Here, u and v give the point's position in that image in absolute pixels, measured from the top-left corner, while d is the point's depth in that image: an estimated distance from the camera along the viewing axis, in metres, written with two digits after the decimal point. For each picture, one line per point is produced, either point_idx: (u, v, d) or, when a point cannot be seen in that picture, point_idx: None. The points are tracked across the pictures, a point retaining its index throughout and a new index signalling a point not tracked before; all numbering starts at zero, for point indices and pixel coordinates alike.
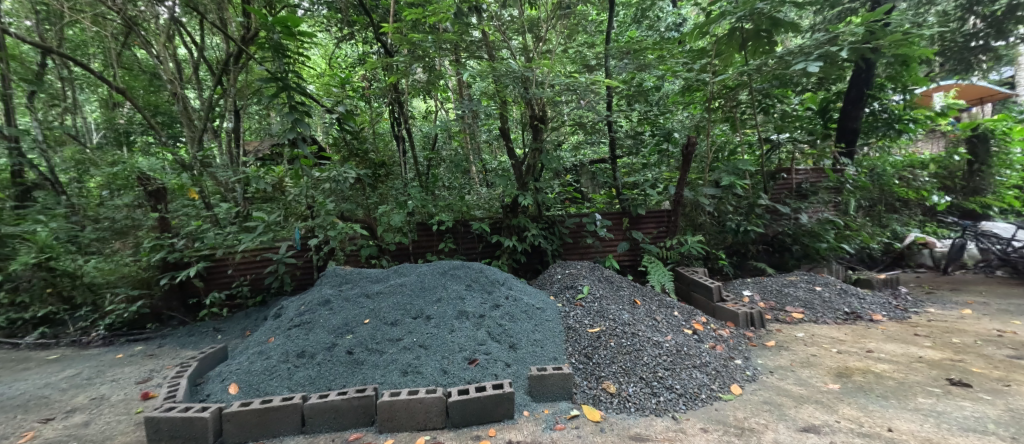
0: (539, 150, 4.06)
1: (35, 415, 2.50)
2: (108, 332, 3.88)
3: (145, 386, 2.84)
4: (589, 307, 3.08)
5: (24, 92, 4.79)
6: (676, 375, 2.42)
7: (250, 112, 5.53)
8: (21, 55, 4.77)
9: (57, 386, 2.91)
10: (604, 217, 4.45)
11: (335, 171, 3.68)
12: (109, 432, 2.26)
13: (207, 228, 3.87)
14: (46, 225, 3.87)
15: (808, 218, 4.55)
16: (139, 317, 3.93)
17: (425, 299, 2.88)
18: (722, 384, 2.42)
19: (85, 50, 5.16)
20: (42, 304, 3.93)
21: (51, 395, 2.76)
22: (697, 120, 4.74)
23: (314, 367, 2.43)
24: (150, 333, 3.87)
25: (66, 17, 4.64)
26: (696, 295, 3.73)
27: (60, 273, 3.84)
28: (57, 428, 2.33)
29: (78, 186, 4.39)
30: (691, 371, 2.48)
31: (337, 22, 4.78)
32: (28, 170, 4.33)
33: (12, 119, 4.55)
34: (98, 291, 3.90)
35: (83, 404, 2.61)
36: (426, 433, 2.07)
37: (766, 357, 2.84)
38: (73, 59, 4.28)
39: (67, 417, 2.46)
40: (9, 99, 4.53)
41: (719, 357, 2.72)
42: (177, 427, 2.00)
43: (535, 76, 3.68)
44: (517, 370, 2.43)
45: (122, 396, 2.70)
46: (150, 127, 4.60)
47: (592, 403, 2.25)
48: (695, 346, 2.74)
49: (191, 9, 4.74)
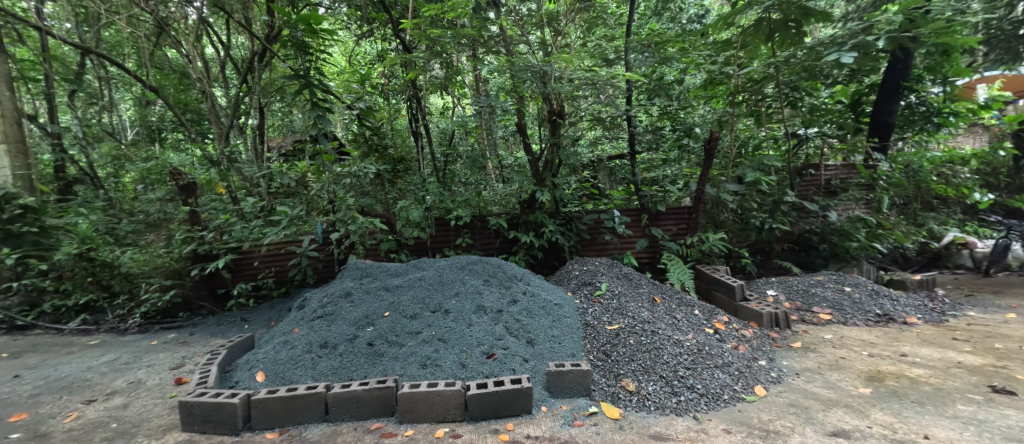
0: (557, 145, 4.07)
1: (78, 396, 2.61)
2: (144, 320, 3.99)
3: (178, 372, 2.94)
4: (608, 304, 3.05)
5: (65, 91, 5.11)
6: (698, 375, 2.38)
7: (274, 110, 5.63)
8: (63, 57, 5.05)
9: (98, 369, 3.03)
10: (622, 214, 4.38)
11: (356, 166, 3.70)
12: (146, 414, 2.35)
13: (234, 222, 4.03)
14: (87, 217, 4.00)
15: (837, 216, 4.41)
16: (172, 306, 4.06)
17: (443, 293, 2.90)
18: (745, 385, 2.37)
19: (120, 50, 5.34)
20: (83, 292, 4.04)
21: (93, 378, 2.88)
22: (720, 114, 4.52)
23: (336, 358, 2.47)
24: (181, 322, 4.01)
25: (104, 20, 4.87)
26: (718, 294, 3.64)
27: (100, 264, 3.93)
28: (99, 409, 2.43)
29: (114, 181, 4.63)
30: (713, 371, 2.43)
31: (358, 20, 4.91)
32: (68, 165, 4.71)
33: (54, 116, 4.89)
34: (134, 281, 4.02)
35: (122, 388, 2.72)
36: (444, 426, 2.09)
37: (792, 359, 2.77)
38: (108, 58, 4.32)
39: (108, 399, 2.56)
40: (52, 97, 4.88)
41: (743, 358, 2.65)
42: (208, 411, 2.07)
43: (553, 71, 3.62)
44: (535, 366, 2.43)
45: (157, 380, 2.80)
46: (181, 124, 4.73)
47: (611, 400, 2.23)
48: (717, 346, 2.69)
49: (218, 9, 4.85)
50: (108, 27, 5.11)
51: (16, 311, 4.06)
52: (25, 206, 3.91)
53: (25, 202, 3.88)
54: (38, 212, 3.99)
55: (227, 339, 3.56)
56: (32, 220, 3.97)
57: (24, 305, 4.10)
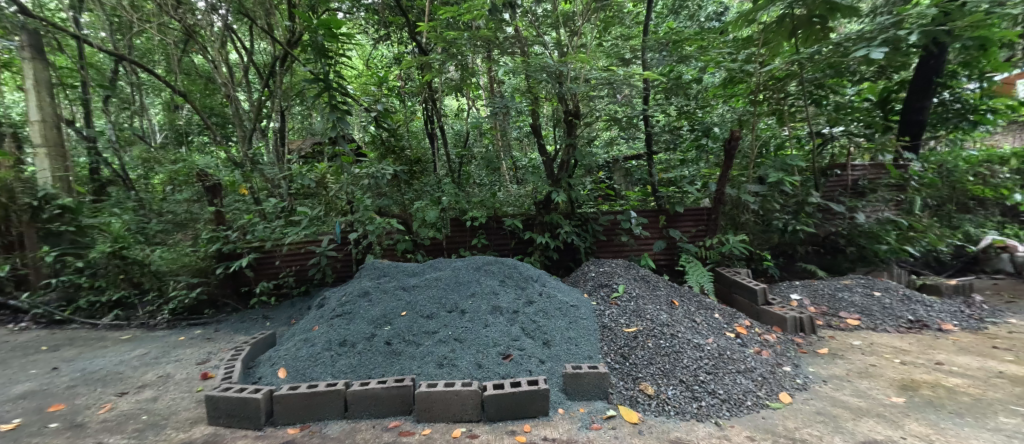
0: (573, 146, 4.02)
1: (112, 389, 2.70)
2: (171, 316, 4.11)
3: (204, 367, 3.01)
4: (625, 306, 3.01)
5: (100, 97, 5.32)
6: (719, 380, 2.33)
7: (294, 113, 5.73)
8: (98, 64, 5.28)
9: (130, 363, 3.13)
10: (639, 215, 4.32)
11: (373, 167, 3.74)
12: (175, 407, 2.41)
13: (257, 222, 4.13)
14: (119, 217, 4.16)
15: (866, 218, 4.29)
16: (198, 303, 4.17)
17: (459, 293, 2.90)
18: (769, 391, 2.31)
19: (150, 57, 5.51)
20: (115, 288, 4.17)
21: (125, 371, 2.98)
22: (740, 113, 4.42)
23: (354, 356, 2.50)
24: (208, 318, 4.13)
25: (136, 29, 5.07)
26: (738, 297, 3.56)
27: (131, 262, 4.07)
28: (131, 401, 2.51)
29: (144, 183, 4.77)
30: (736, 376, 2.38)
31: (375, 24, 4.98)
32: (103, 168, 4.90)
33: (89, 122, 5.10)
34: (162, 278, 4.12)
35: (152, 381, 2.80)
36: (461, 425, 2.09)
37: (819, 365, 2.69)
38: (141, 64, 4.48)
39: (139, 392, 2.64)
40: (88, 103, 5.06)
41: (766, 363, 2.58)
42: (233, 406, 2.12)
43: (569, 71, 3.61)
44: (551, 367, 2.41)
45: (185, 375, 2.87)
46: (207, 127, 4.87)
47: (629, 404, 2.20)
48: (739, 351, 2.62)
49: (242, 16, 4.99)
50: (140, 35, 5.31)
51: (55, 306, 4.20)
52: (63, 206, 4.19)
53: (64, 202, 4.16)
54: (75, 212, 4.25)
55: (250, 336, 3.63)
56: (70, 219, 4.25)
57: (61, 300, 4.24)
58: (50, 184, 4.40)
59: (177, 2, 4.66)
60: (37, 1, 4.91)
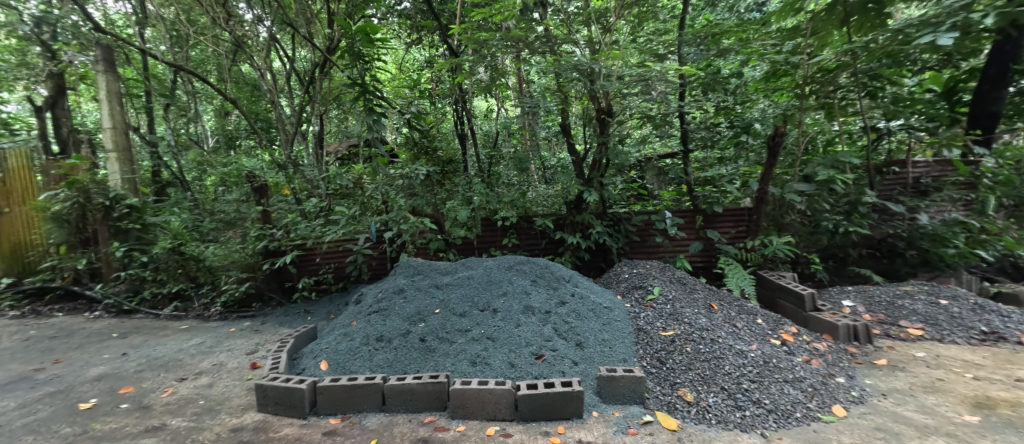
0: (605, 145, 3.98)
1: (172, 374, 2.86)
2: (223, 309, 4.32)
3: (253, 357, 3.15)
4: (661, 309, 2.92)
5: (162, 105, 5.76)
6: (765, 389, 2.22)
7: (332, 117, 5.91)
8: (159, 75, 5.69)
9: (188, 351, 3.31)
10: (675, 215, 4.18)
11: (408, 168, 3.82)
12: (228, 394, 2.53)
13: (299, 221, 4.22)
14: (178, 216, 4.45)
15: (929, 219, 4.00)
16: (247, 296, 4.37)
17: (491, 293, 2.90)
18: (821, 404, 2.18)
19: (204, 66, 5.85)
20: (174, 282, 4.44)
21: (184, 358, 3.15)
22: (784, 108, 4.07)
23: (390, 352, 2.54)
24: (255, 312, 4.31)
25: (193, 41, 5.44)
26: (783, 302, 3.39)
27: (189, 257, 4.34)
28: (190, 386, 2.65)
29: (199, 183, 5.08)
30: (783, 386, 2.26)
31: (408, 29, 5.08)
32: (163, 170, 5.29)
33: (152, 128, 5.64)
34: (215, 273, 4.35)
35: (207, 368, 2.94)
36: (495, 424, 2.08)
37: (877, 378, 2.52)
38: (195, 74, 4.77)
39: (196, 378, 2.78)
40: (152, 111, 5.64)
41: (816, 373, 2.44)
42: (280, 395, 2.20)
43: (601, 69, 3.56)
44: (585, 369, 2.37)
45: (236, 364, 3.01)
46: (254, 131, 5.14)
47: (668, 410, 2.14)
48: (786, 359, 2.50)
49: (285, 25, 5.21)
50: (196, 46, 5.69)
51: (123, 296, 4.46)
52: (130, 206, 4.49)
53: (131, 202, 4.45)
54: (141, 211, 4.56)
55: (294, 329, 3.77)
56: (136, 218, 4.56)
57: (129, 292, 4.50)
58: (119, 186, 4.68)
59: (227, 15, 4.97)
60: (107, 17, 5.32)
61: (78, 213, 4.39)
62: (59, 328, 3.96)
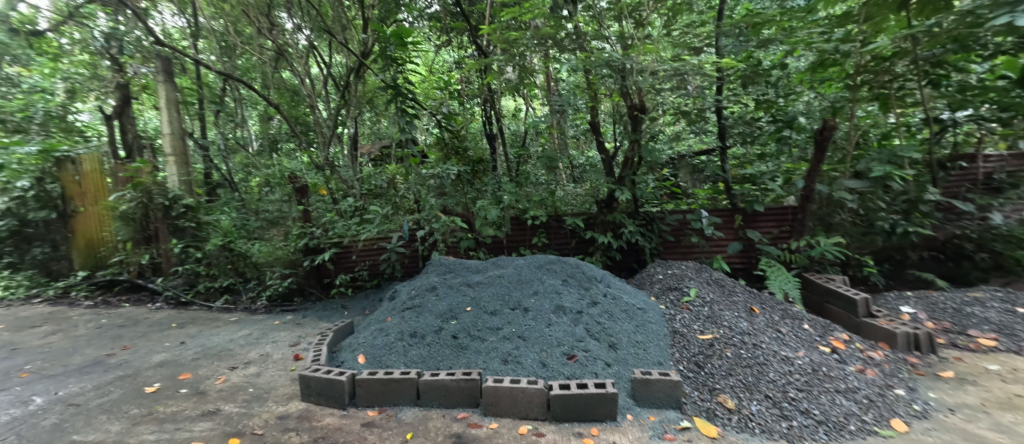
0: (638, 142, 3.89)
1: (224, 363, 3.00)
2: (269, 303, 4.49)
3: (296, 349, 3.25)
4: (698, 311, 2.82)
5: (213, 112, 6.12)
6: (813, 399, 2.10)
7: (365, 119, 6.04)
8: (210, 84, 6.03)
9: (237, 342, 3.46)
10: (712, 214, 4.03)
11: (439, 168, 3.92)
12: (274, 383, 2.63)
13: (336, 221, 4.32)
14: (226, 214, 4.74)
15: (1003, 219, 3.67)
16: (289, 291, 4.54)
17: (522, 292, 2.88)
18: (878, 416, 2.03)
19: (249, 74, 6.12)
20: (226, 276, 4.66)
21: (235, 348, 3.29)
22: (833, 100, 3.88)
23: (424, 348, 2.56)
24: (296, 305, 4.47)
25: (240, 50, 5.74)
26: (833, 307, 3.20)
27: (237, 253, 4.56)
28: (241, 375, 2.77)
29: (246, 184, 5.44)
30: (834, 396, 2.13)
31: (439, 31, 5.13)
32: (213, 172, 5.77)
33: (204, 132, 6.02)
34: (261, 268, 4.53)
35: (255, 359, 3.06)
36: (527, 423, 2.06)
37: (943, 392, 2.32)
38: (241, 81, 5.00)
39: (245, 367, 2.90)
40: (203, 118, 6.07)
41: (872, 384, 2.29)
42: (322, 385, 2.27)
43: (634, 65, 3.50)
44: (618, 371, 2.32)
45: (281, 355, 3.12)
46: (294, 135, 5.34)
47: (707, 417, 2.06)
48: (837, 368, 2.35)
49: (322, 32, 5.38)
50: (243, 55, 6.00)
51: (180, 289, 4.74)
52: (187, 205, 4.79)
53: (187, 202, 4.75)
54: (195, 210, 4.84)
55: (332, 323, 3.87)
56: (192, 216, 4.86)
57: (185, 285, 4.77)
58: (177, 187, 5.01)
59: (270, 25, 5.23)
60: (165, 31, 5.69)
61: (142, 212, 4.69)
62: (125, 317, 4.23)
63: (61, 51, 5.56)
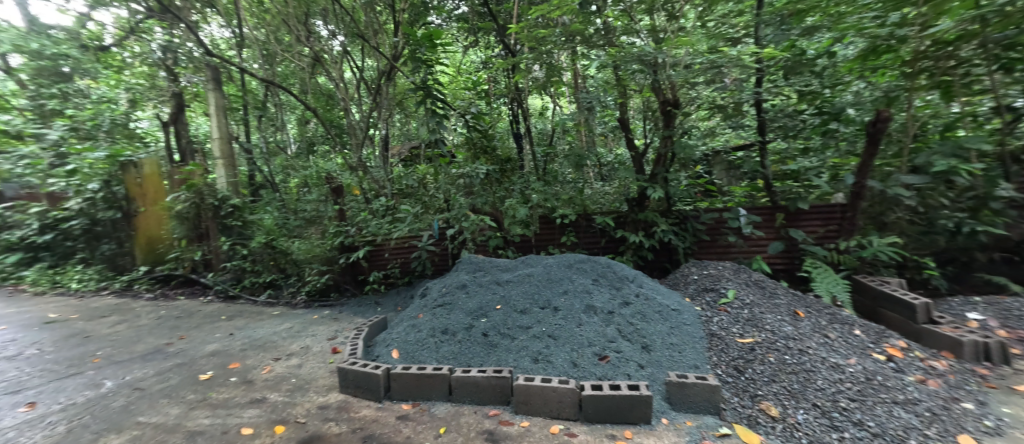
0: (670, 138, 3.78)
1: (269, 354, 3.11)
2: (308, 298, 4.61)
3: (334, 342, 3.33)
4: (737, 313, 2.71)
5: (256, 116, 6.42)
6: (867, 410, 1.97)
7: (396, 121, 6.14)
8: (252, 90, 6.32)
9: (280, 334, 3.58)
10: (751, 212, 3.86)
11: (468, 168, 3.98)
12: (314, 374, 2.71)
13: (369, 219, 4.46)
14: (267, 213, 5.05)
15: None
16: (326, 286, 4.61)
17: (552, 290, 2.84)
18: (942, 431, 1.86)
19: (288, 80, 6.37)
20: (269, 272, 4.84)
21: (278, 340, 3.41)
22: (886, 89, 3.58)
23: (455, 345, 2.57)
24: (334, 301, 4.55)
25: (280, 58, 5.99)
26: (887, 311, 2.95)
27: (279, 251, 4.70)
28: (284, 365, 2.87)
29: (285, 184, 5.70)
30: (891, 407, 1.98)
31: (467, 32, 5.15)
32: (257, 174, 6.09)
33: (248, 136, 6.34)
34: (300, 265, 4.65)
35: (296, 351, 3.16)
36: (558, 423, 2.04)
37: (1018, 406, 2.09)
38: (280, 86, 5.21)
39: (288, 358, 3.00)
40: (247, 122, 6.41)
41: (935, 396, 2.11)
42: (359, 378, 2.32)
43: (666, 59, 3.42)
44: (652, 373, 2.26)
45: (320, 348, 3.20)
46: (329, 138, 5.50)
47: (748, 424, 1.97)
48: (895, 378, 2.20)
49: (355, 38, 5.51)
50: (283, 62, 6.25)
51: (229, 284, 4.94)
52: (234, 205, 5.08)
53: (233, 202, 5.04)
54: (241, 210, 5.13)
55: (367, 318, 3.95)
56: (239, 216, 5.13)
57: (233, 280, 4.97)
58: (226, 188, 5.28)
59: (308, 34, 5.45)
60: (213, 42, 6.02)
61: (195, 211, 5.00)
62: (181, 309, 4.45)
63: (124, 64, 6.09)
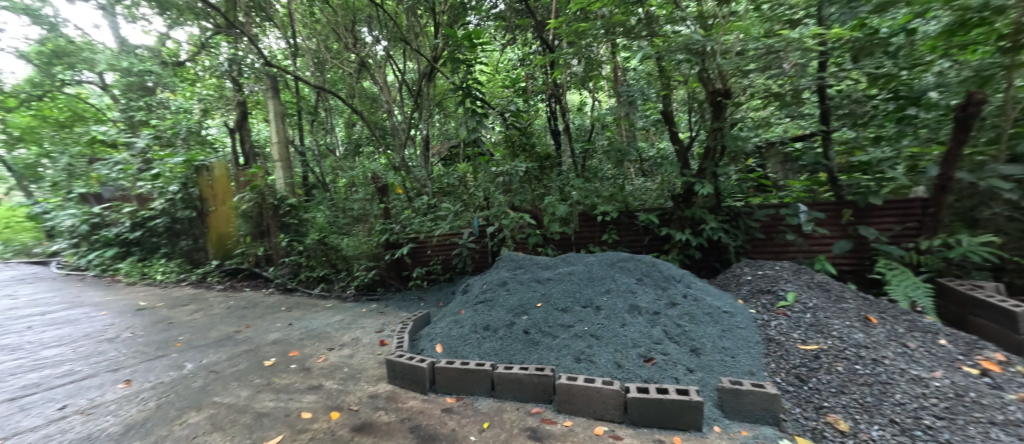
0: (720, 130, 3.62)
1: (323, 344, 3.22)
2: (356, 291, 4.74)
3: (382, 335, 3.40)
4: (797, 318, 2.53)
5: (308, 120, 6.74)
6: (956, 429, 1.74)
7: (437, 122, 6.21)
8: (304, 97, 6.63)
9: (332, 325, 3.71)
10: (813, 208, 3.59)
11: (508, 165, 3.93)
12: (364, 365, 2.76)
13: (413, 217, 4.49)
14: (320, 211, 5.25)
15: None
16: (372, 281, 4.75)
17: (594, 289, 2.76)
18: None
19: (337, 85, 6.62)
20: (322, 267, 5.01)
21: (330, 331, 3.53)
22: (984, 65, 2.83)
23: (497, 341, 2.55)
24: (379, 295, 4.66)
25: (329, 66, 6.24)
26: (979, 318, 2.55)
27: (331, 247, 4.90)
28: (338, 355, 2.96)
29: (335, 183, 5.90)
30: (987, 428, 1.73)
31: (505, 30, 5.13)
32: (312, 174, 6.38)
33: (303, 139, 6.68)
34: (349, 261, 4.83)
35: (348, 341, 3.25)
36: (603, 424, 1.96)
37: None
38: (329, 92, 5.42)
39: (341, 348, 3.10)
40: (302, 126, 6.75)
41: None
42: (405, 370, 2.35)
43: (715, 50, 3.26)
44: (702, 378, 2.14)
45: (368, 340, 3.27)
46: (375, 140, 5.66)
47: (812, 437, 1.82)
48: (990, 394, 1.92)
49: (397, 41, 5.62)
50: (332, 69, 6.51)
51: (287, 278, 5.19)
52: (291, 205, 5.27)
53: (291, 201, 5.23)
54: (298, 208, 5.31)
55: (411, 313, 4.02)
56: (296, 214, 5.32)
57: (291, 274, 5.22)
58: (283, 189, 5.54)
59: (355, 41, 5.64)
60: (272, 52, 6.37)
61: (258, 210, 5.27)
62: (247, 300, 4.72)
63: (199, 77, 6.69)
